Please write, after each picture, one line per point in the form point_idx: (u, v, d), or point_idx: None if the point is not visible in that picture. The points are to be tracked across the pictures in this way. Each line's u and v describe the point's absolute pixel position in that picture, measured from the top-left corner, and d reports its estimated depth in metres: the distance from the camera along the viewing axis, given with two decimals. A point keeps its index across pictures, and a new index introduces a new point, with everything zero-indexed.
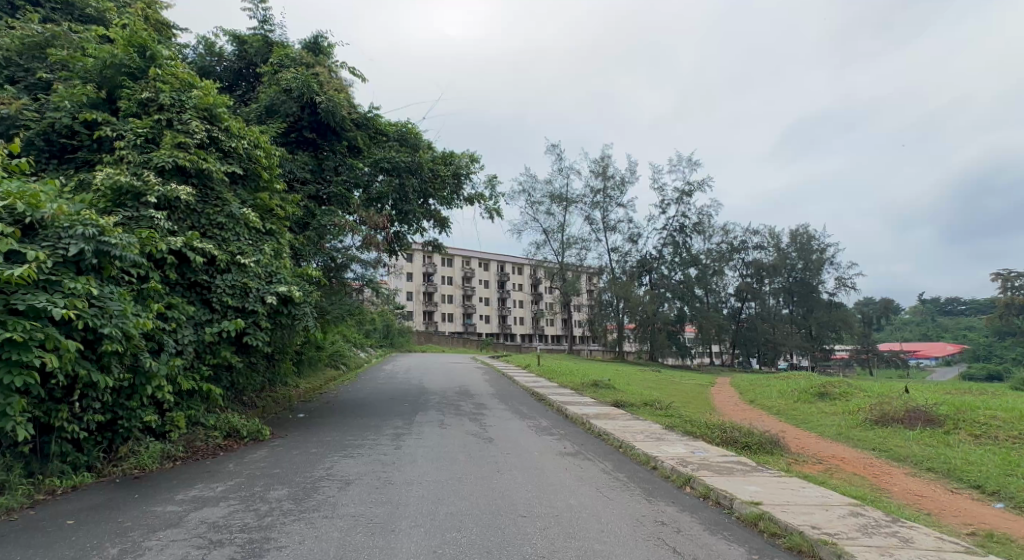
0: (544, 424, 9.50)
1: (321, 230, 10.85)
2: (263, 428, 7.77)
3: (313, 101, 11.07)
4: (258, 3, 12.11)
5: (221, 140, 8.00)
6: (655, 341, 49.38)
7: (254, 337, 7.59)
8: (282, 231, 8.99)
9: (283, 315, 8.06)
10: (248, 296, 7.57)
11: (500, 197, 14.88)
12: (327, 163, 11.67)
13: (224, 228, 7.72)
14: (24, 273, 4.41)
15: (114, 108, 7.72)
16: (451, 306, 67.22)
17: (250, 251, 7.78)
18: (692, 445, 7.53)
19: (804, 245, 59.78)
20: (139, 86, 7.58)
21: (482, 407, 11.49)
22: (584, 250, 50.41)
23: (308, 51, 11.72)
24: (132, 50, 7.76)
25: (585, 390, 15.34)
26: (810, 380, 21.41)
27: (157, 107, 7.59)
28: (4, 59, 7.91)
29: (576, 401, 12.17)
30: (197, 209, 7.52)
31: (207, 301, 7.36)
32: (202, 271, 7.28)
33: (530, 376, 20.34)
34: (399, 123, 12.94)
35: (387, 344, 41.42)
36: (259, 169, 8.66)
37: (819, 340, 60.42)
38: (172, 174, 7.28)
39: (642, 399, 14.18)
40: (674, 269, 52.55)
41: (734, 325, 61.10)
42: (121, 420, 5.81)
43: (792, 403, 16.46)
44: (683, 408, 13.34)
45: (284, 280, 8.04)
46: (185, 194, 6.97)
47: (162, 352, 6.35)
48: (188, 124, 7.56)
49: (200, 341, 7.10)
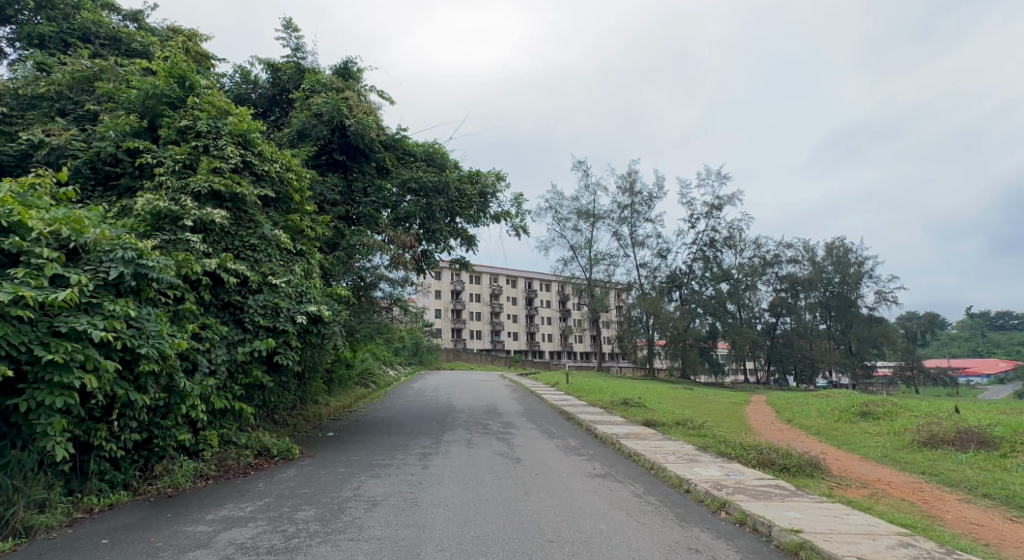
0: (573, 443, 9.33)
1: (351, 249, 11.04)
2: (293, 447, 7.81)
3: (343, 124, 11.35)
4: (292, 32, 12.58)
5: (254, 164, 8.29)
6: (687, 358, 48.34)
7: (285, 356, 7.71)
8: (312, 251, 9.19)
9: (313, 333, 8.18)
10: (279, 315, 7.71)
11: (526, 214, 14.91)
12: (356, 184, 11.93)
13: (256, 249, 7.94)
14: (67, 297, 4.59)
15: (155, 136, 8.08)
16: (479, 323, 67.48)
17: (281, 271, 7.97)
18: (727, 467, 7.25)
19: (840, 258, 58.00)
20: (178, 115, 7.92)
21: (510, 426, 11.37)
22: (612, 266, 50.04)
23: (339, 76, 12.08)
24: (173, 80, 8.12)
25: (615, 408, 15.07)
26: (851, 398, 20.54)
27: (195, 134, 7.91)
28: (56, 92, 8.38)
29: (606, 420, 11.94)
30: (231, 232, 7.74)
31: (240, 320, 7.53)
32: (235, 292, 7.48)
33: (559, 394, 20.13)
34: (425, 143, 13.16)
35: (416, 361, 41.74)
36: (291, 191, 8.93)
37: (860, 356, 58.13)
38: (207, 198, 7.54)
39: (673, 418, 13.83)
40: (704, 284, 51.62)
41: (769, 341, 59.40)
42: (157, 439, 5.94)
43: (832, 423, 15.79)
44: (717, 428, 12.94)
45: (313, 299, 8.18)
46: (220, 217, 7.20)
47: (196, 372, 6.50)
48: (223, 149, 7.86)
49: (233, 360, 7.23)
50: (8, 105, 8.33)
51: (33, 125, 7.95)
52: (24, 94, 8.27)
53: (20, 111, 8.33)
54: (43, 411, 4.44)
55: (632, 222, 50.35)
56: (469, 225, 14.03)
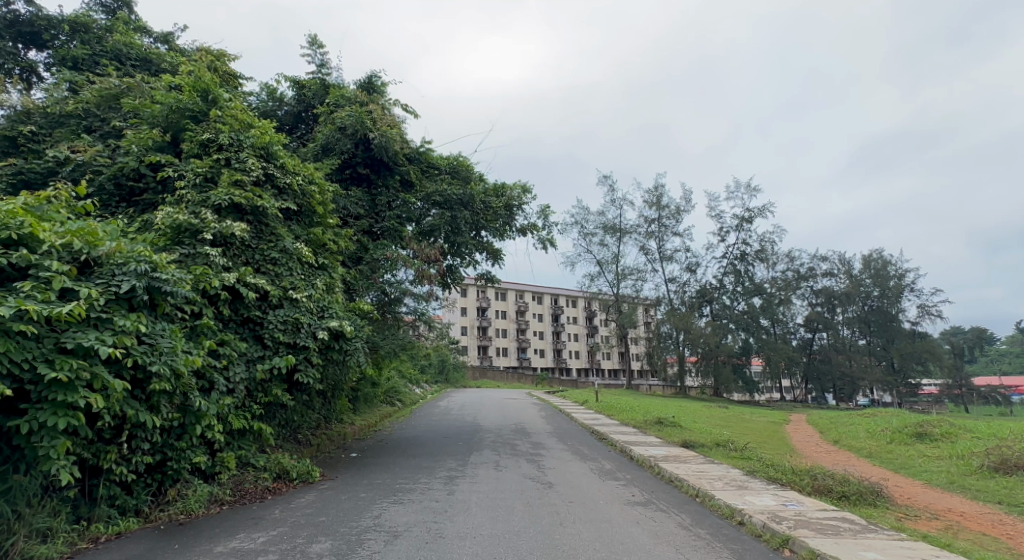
0: (607, 466, 8.73)
1: (375, 264, 10.83)
2: (314, 469, 7.41)
3: (367, 137, 11.21)
4: (317, 49, 12.63)
5: (277, 176, 8.15)
6: (720, 375, 46.81)
7: (305, 374, 7.46)
8: (335, 265, 8.97)
9: (334, 350, 7.91)
10: (300, 331, 7.45)
11: (553, 226, 14.52)
12: (380, 198, 11.74)
13: (277, 263, 7.72)
14: (74, 311, 4.34)
15: (178, 150, 8.01)
16: (505, 341, 67.00)
17: (302, 285, 7.72)
18: (781, 495, 6.56)
19: (879, 270, 55.79)
20: (201, 128, 7.84)
21: (540, 447, 10.83)
22: (640, 281, 49.12)
23: (363, 90, 12.02)
24: (196, 94, 8.07)
25: (649, 428, 14.34)
26: (902, 417, 19.24)
27: (217, 147, 7.80)
28: (83, 110, 8.41)
29: (641, 441, 11.28)
30: (251, 245, 7.54)
31: (259, 337, 7.28)
32: (255, 307, 7.24)
33: (588, 413, 19.45)
34: (450, 156, 12.98)
35: (441, 379, 41.41)
36: (313, 204, 8.76)
37: (903, 372, 55.41)
38: (228, 211, 7.38)
39: (712, 439, 13.05)
40: (736, 299, 50.20)
41: (806, 357, 57.16)
42: (171, 461, 5.65)
43: (885, 444, 14.68)
44: (760, 450, 12.14)
45: (335, 314, 7.93)
46: (239, 230, 7.01)
47: (212, 391, 6.23)
48: (245, 162, 7.76)
49: (252, 378, 6.96)
50: (37, 124, 8.37)
51: (60, 142, 7.95)
52: (53, 112, 8.31)
53: (49, 129, 8.37)
54: (46, 433, 4.16)
55: (660, 236, 49.48)
56: (495, 239, 13.73)
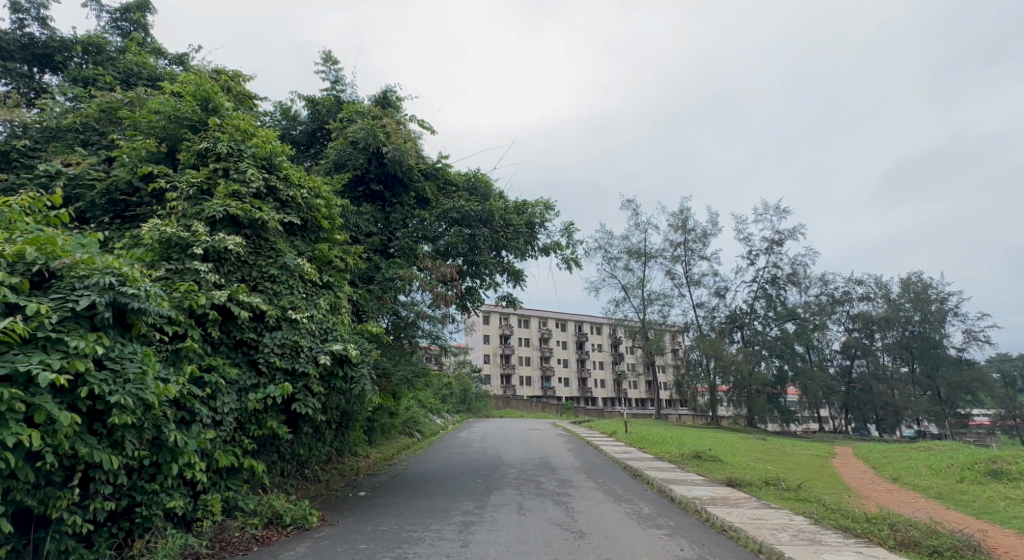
0: (646, 511, 7.61)
1: (386, 284, 10.11)
2: (311, 513, 6.48)
3: (380, 151, 10.70)
4: (332, 66, 12.34)
5: (279, 189, 7.61)
6: (754, 405, 44.67)
7: (304, 404, 6.71)
8: (342, 284, 8.27)
9: (338, 377, 7.15)
10: (299, 356, 6.73)
11: (578, 245, 13.68)
12: (394, 215, 11.12)
13: (276, 280, 7.05)
14: (13, 329, 3.66)
15: (176, 162, 7.49)
16: (528, 369, 65.69)
17: (303, 305, 7.03)
18: (866, 554, 5.36)
19: (919, 294, 53.26)
20: (199, 137, 7.33)
21: (568, 486, 9.75)
22: (667, 307, 47.64)
23: (377, 105, 11.59)
24: (196, 103, 7.61)
25: (687, 463, 13.07)
26: (966, 453, 17.41)
27: (215, 157, 7.27)
28: (82, 123, 8.02)
29: (681, 479, 10.07)
30: (248, 261, 6.89)
31: (254, 362, 6.57)
32: (249, 328, 6.55)
33: (618, 446, 18.18)
34: (468, 172, 12.38)
35: (463, 408, 40.40)
36: (319, 218, 8.13)
37: (952, 402, 52.14)
38: (223, 225, 6.78)
39: (759, 476, 11.73)
40: (768, 325, 48.20)
41: (845, 386, 54.28)
42: (140, 507, 4.87)
43: (955, 484, 13.07)
44: (816, 489, 10.79)
45: (340, 336, 7.21)
46: (233, 244, 6.40)
47: (194, 423, 5.47)
48: (245, 172, 7.20)
49: (243, 409, 6.24)
50: (34, 138, 8.00)
51: (53, 156, 7.53)
52: (50, 126, 7.93)
53: (46, 143, 7.98)
54: None
55: (686, 260, 48.19)
56: (517, 259, 12.97)
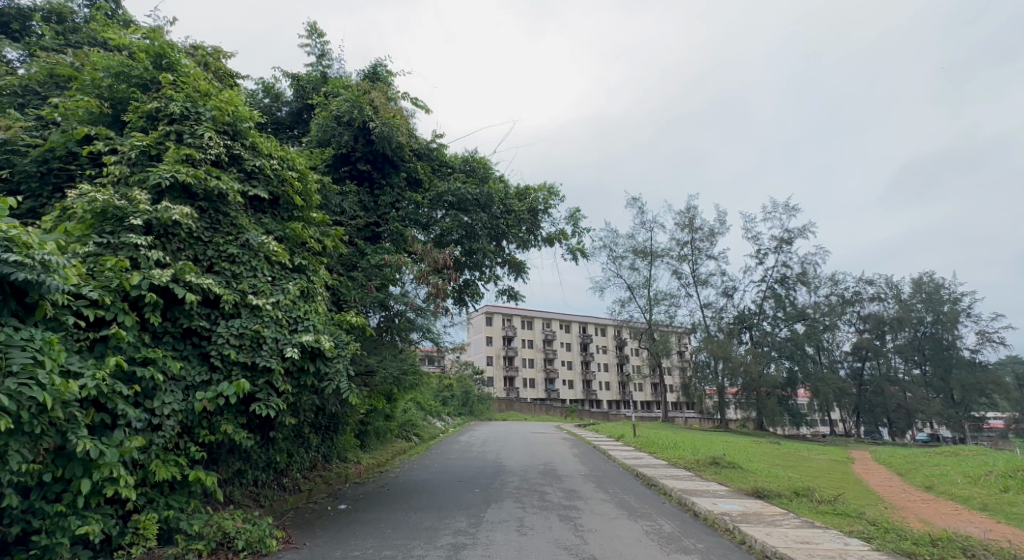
0: (668, 530, 6.56)
1: (372, 271, 9.06)
2: (270, 536, 5.45)
3: (367, 127, 9.74)
4: (317, 39, 11.37)
5: (244, 158, 6.67)
6: (764, 407, 43.48)
7: (265, 404, 5.68)
8: (318, 269, 7.25)
9: (308, 374, 6.19)
10: (261, 349, 5.74)
11: (584, 233, 12.65)
12: (383, 198, 10.11)
13: (236, 261, 6.06)
14: None
15: (123, 126, 6.46)
16: (532, 371, 64.61)
17: (267, 290, 6.05)
18: None
19: (931, 294, 51.98)
20: (149, 97, 6.31)
21: (575, 497, 8.69)
22: (674, 307, 46.50)
23: (366, 79, 10.63)
24: (148, 59, 6.61)
25: (704, 470, 11.98)
26: (999, 460, 16.25)
27: (167, 119, 6.25)
28: (22, 86, 7.05)
29: (703, 489, 8.99)
30: (201, 238, 5.89)
31: (206, 355, 5.58)
32: (200, 315, 5.55)
33: (627, 451, 17.09)
34: (464, 154, 11.41)
35: (465, 411, 39.29)
36: (291, 192, 7.12)
37: (965, 405, 50.80)
38: (172, 195, 5.78)
39: (786, 485, 10.63)
40: (778, 325, 46.96)
41: (857, 388, 52.91)
42: (39, 534, 3.88)
43: (998, 494, 11.93)
44: (852, 502, 9.68)
45: (312, 326, 6.25)
46: (180, 214, 5.41)
47: (121, 427, 4.49)
48: (202, 137, 6.21)
49: (190, 411, 5.24)
50: None
51: None
52: None
53: None
54: None
55: (693, 259, 47.06)
56: (518, 249, 11.98)
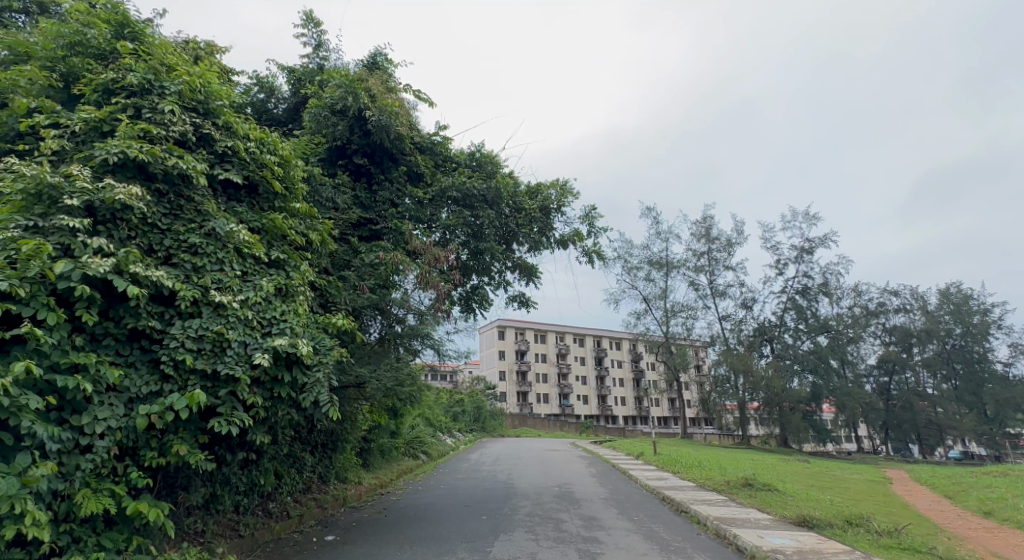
0: None
1: (366, 270, 8.20)
2: None
3: (364, 117, 8.97)
4: (314, 28, 10.71)
5: (214, 137, 5.87)
6: (788, 424, 41.58)
7: (227, 420, 4.78)
8: (300, 264, 6.37)
9: (283, 385, 5.28)
10: (224, 354, 4.87)
11: (600, 233, 11.68)
12: (381, 194, 9.31)
13: (199, 252, 5.20)
14: None
15: (77, 101, 5.68)
16: (545, 386, 63.11)
17: (234, 285, 5.18)
18: None
19: (958, 306, 49.88)
20: (104, 67, 5.54)
21: (595, 527, 7.63)
22: (691, 319, 45.04)
23: (364, 68, 9.87)
24: (109, 28, 5.86)
25: (738, 494, 10.79)
26: None
27: (125, 91, 5.48)
28: None
29: (743, 518, 7.86)
30: (158, 225, 5.05)
31: (158, 362, 4.70)
32: (151, 315, 4.69)
33: (649, 471, 15.87)
34: (470, 148, 10.57)
35: (476, 427, 38.05)
36: (271, 178, 6.29)
37: (1000, 421, 48.34)
38: (124, 175, 4.97)
39: (834, 512, 9.43)
40: (800, 337, 45.26)
41: (885, 404, 50.65)
42: None
43: None
44: (913, 533, 8.47)
45: (289, 329, 5.35)
46: (127, 195, 4.60)
47: (32, 449, 3.61)
48: (164, 111, 5.42)
49: (133, 429, 4.35)
50: None
51: None
52: None
53: None
54: None
55: (710, 270, 45.76)
56: (528, 251, 11.05)
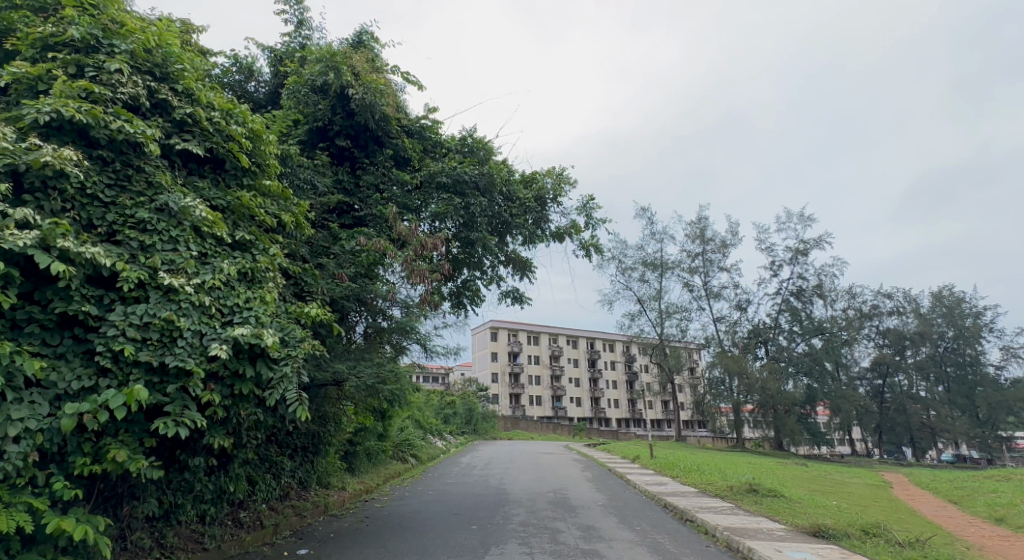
0: None
1: (347, 258, 7.57)
2: None
3: (347, 95, 8.35)
4: (296, 5, 10.08)
5: (172, 103, 5.23)
6: (783, 426, 41.12)
7: (176, 420, 4.13)
8: (270, 248, 5.72)
9: (245, 381, 4.63)
10: (174, 344, 4.22)
11: (598, 225, 11.11)
12: (365, 179, 8.69)
13: (149, 229, 4.56)
14: None
15: (13, 58, 5.02)
16: (538, 388, 62.45)
17: (190, 267, 4.54)
18: None
19: (951, 308, 49.84)
20: (44, 21, 4.90)
21: (595, 538, 7.00)
22: (685, 320, 44.59)
23: (348, 46, 9.26)
24: None
25: (744, 500, 10.21)
26: None
27: (67, 48, 4.84)
28: None
29: (754, 528, 7.26)
30: (100, 197, 4.40)
31: (95, 354, 4.06)
32: (87, 298, 4.05)
33: (646, 475, 15.27)
34: (462, 134, 9.97)
35: (468, 429, 37.35)
36: (237, 153, 5.64)
37: (993, 424, 48.30)
38: (59, 138, 4.33)
39: (846, 520, 8.87)
40: (795, 339, 44.98)
41: (879, 406, 50.43)
42: None
43: None
44: (933, 543, 7.91)
45: (253, 318, 4.72)
46: (56, 158, 3.95)
47: None
48: (110, 70, 4.78)
49: (59, 432, 3.70)
50: None
51: None
52: None
53: None
54: None
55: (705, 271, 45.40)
56: (523, 243, 10.45)
